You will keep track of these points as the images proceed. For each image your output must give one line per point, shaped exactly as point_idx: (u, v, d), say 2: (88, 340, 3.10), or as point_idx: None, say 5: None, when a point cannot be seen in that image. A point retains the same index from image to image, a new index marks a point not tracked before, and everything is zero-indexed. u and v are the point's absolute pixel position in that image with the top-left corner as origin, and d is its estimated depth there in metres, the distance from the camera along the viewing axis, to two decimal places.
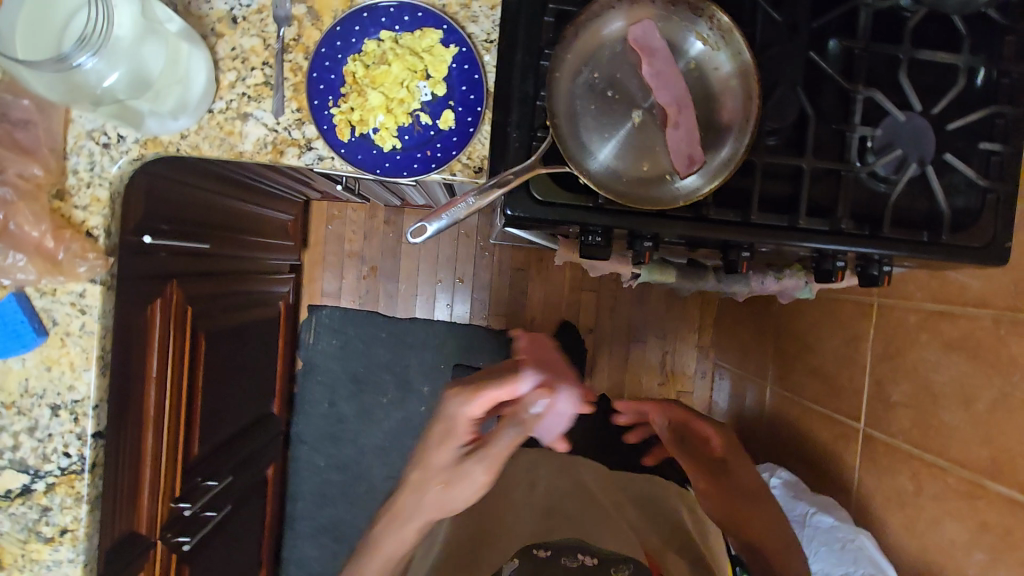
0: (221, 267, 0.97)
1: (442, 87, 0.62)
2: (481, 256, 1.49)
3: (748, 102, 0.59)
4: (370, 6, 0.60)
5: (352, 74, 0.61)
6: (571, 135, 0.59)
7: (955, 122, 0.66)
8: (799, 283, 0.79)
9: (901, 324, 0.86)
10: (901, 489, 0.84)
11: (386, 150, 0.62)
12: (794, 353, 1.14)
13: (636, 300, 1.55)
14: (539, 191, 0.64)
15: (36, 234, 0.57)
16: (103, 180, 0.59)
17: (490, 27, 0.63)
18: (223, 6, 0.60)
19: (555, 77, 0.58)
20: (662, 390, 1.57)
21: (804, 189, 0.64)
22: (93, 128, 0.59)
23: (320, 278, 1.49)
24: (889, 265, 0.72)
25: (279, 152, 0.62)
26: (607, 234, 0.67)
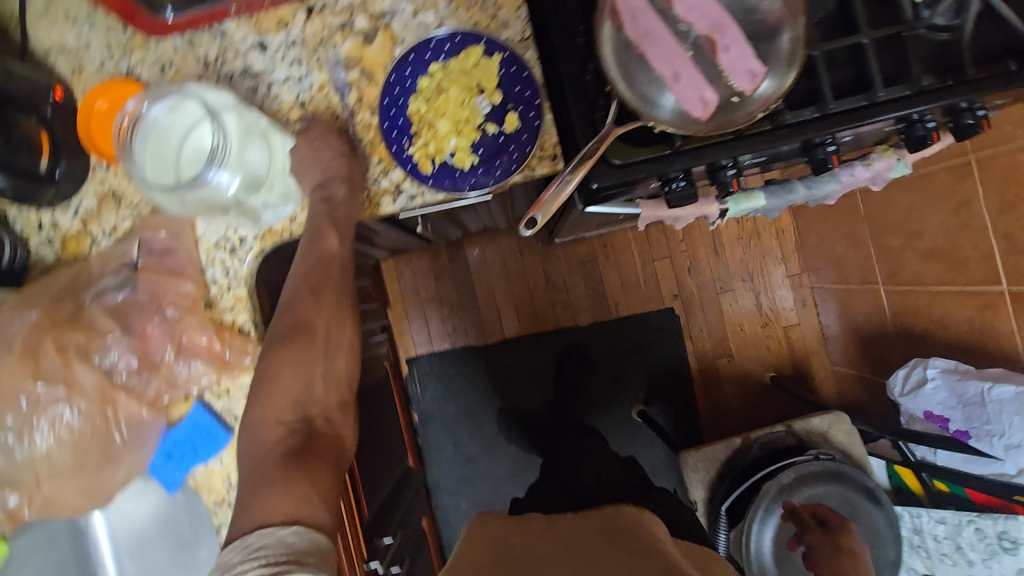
0: None
1: (498, 94, 0.65)
2: (548, 260, 1.52)
3: (787, 0, 0.60)
4: (413, 48, 0.65)
5: (417, 112, 0.65)
6: (630, 89, 0.62)
7: None
8: (890, 161, 0.77)
9: (1009, 168, 0.84)
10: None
11: (468, 169, 0.65)
12: (897, 245, 1.12)
13: (712, 253, 1.52)
14: (615, 156, 0.66)
15: (204, 339, 0.64)
16: (239, 280, 0.65)
17: (522, 26, 0.66)
18: (291, 96, 0.67)
19: (602, 44, 0.62)
20: (768, 331, 1.52)
21: (872, 61, 0.63)
22: (218, 238, 0.65)
23: (408, 333, 1.54)
24: (982, 108, 0.69)
25: (375, 204, 0.67)
26: (688, 176, 0.71)
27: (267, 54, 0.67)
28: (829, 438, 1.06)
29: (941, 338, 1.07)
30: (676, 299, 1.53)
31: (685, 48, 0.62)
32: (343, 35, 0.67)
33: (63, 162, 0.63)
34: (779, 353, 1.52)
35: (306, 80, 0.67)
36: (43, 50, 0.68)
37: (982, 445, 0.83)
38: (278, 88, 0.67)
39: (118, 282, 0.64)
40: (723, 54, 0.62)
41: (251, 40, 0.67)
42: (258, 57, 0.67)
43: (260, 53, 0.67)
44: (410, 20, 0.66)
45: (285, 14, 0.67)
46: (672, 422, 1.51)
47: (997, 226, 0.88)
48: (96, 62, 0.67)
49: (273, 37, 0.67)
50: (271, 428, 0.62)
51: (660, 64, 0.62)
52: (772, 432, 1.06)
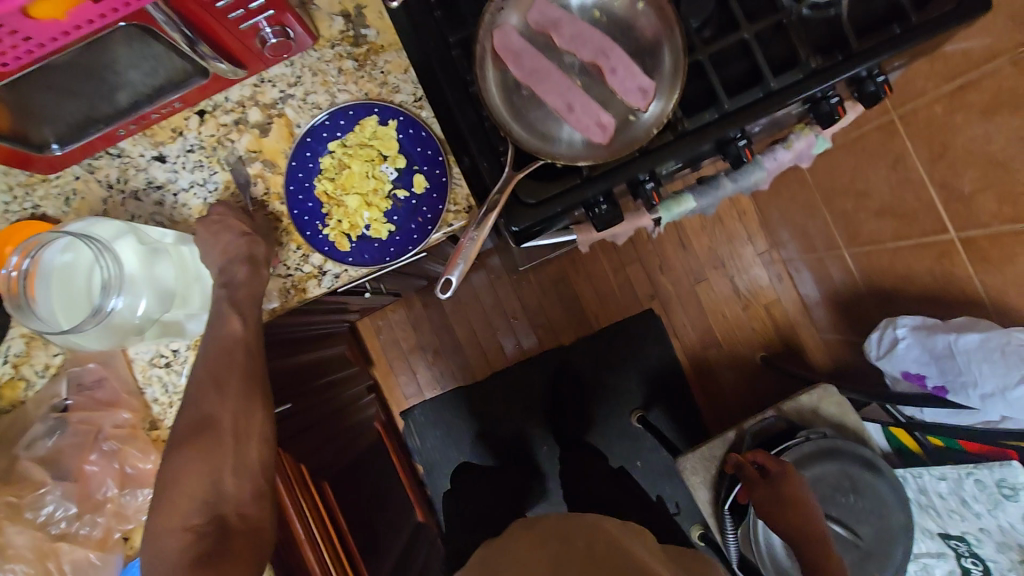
0: (312, 418, 1.01)
1: (401, 158, 0.65)
2: (520, 285, 1.50)
3: (661, 13, 0.61)
4: (309, 129, 0.65)
5: (324, 192, 0.65)
6: (526, 130, 0.63)
7: None
8: (809, 138, 0.76)
9: (929, 119, 0.83)
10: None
11: (385, 237, 0.65)
12: (849, 208, 1.11)
13: (679, 246, 1.50)
14: (528, 196, 0.65)
15: (150, 464, 0.63)
16: (179, 394, 0.64)
17: (413, 87, 0.66)
18: (199, 201, 0.67)
19: (488, 92, 0.63)
20: (750, 312, 1.50)
21: (757, 55, 0.64)
22: (150, 357, 0.64)
23: (396, 386, 1.51)
24: (883, 74, 0.69)
25: (302, 290, 0.66)
26: (610, 198, 0.70)
27: (167, 164, 0.67)
28: (821, 413, 1.04)
29: (903, 296, 1.05)
30: (653, 298, 1.51)
31: (572, 79, 0.62)
32: (239, 131, 0.67)
33: None
34: (764, 333, 1.50)
35: (211, 183, 0.67)
36: None
37: (959, 397, 0.82)
38: (185, 195, 0.67)
39: (48, 428, 0.61)
40: (611, 75, 0.62)
41: (149, 153, 0.67)
42: (160, 169, 0.67)
43: (161, 164, 0.67)
44: (301, 103, 0.66)
45: (178, 122, 0.67)
46: (676, 423, 1.47)
47: (933, 176, 0.87)
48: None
49: (171, 147, 0.67)
50: (176, 536, 0.56)
51: (552, 98, 0.62)
52: (763, 420, 1.04)
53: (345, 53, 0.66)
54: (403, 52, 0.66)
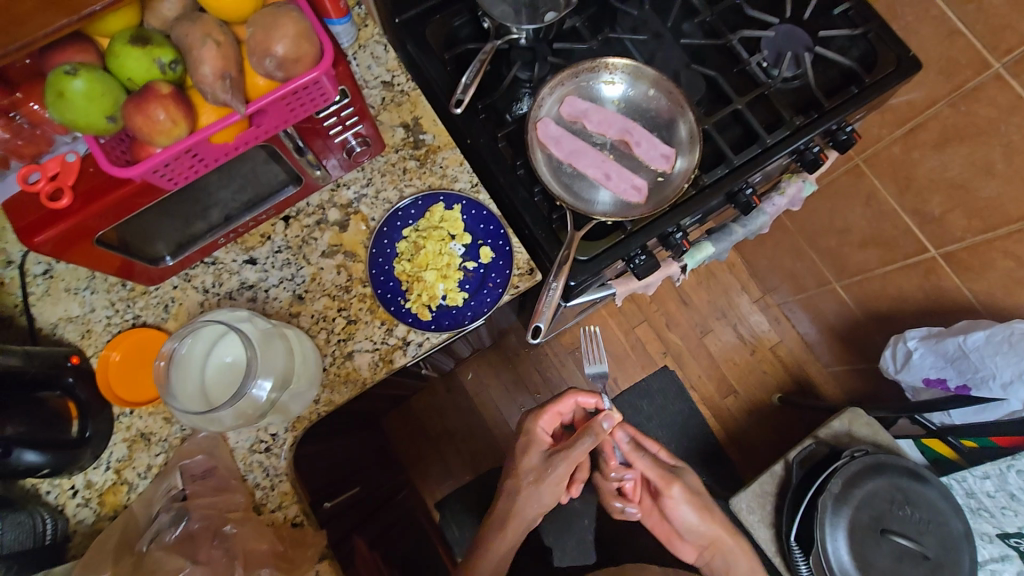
0: (373, 506, 1.02)
1: (467, 235, 0.74)
2: (540, 359, 1.56)
3: (671, 96, 0.76)
4: (385, 220, 0.75)
5: (403, 271, 0.74)
6: (575, 199, 0.74)
7: (807, 11, 0.83)
8: (798, 185, 0.90)
9: (889, 160, 0.98)
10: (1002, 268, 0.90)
11: (461, 304, 0.73)
12: (834, 245, 1.24)
13: (681, 303, 1.60)
14: (580, 254, 0.75)
15: (265, 545, 0.63)
16: (280, 475, 0.68)
17: (469, 176, 0.77)
18: (288, 293, 0.74)
19: (539, 172, 0.73)
20: (759, 357, 1.58)
21: (751, 119, 0.78)
22: (251, 443, 0.68)
23: (430, 477, 1.50)
24: (849, 125, 0.84)
25: (389, 360, 0.72)
26: (646, 249, 0.80)
27: (258, 265, 0.75)
28: (856, 435, 1.10)
29: (902, 316, 1.16)
30: (667, 356, 1.58)
31: (604, 153, 0.76)
32: (321, 230, 0.76)
33: (90, 421, 0.67)
34: (776, 375, 1.57)
35: (298, 276, 0.74)
36: (50, 325, 0.72)
37: (983, 391, 0.88)
38: (275, 290, 0.74)
39: (173, 517, 0.63)
40: (639, 148, 0.75)
41: (241, 258, 0.75)
42: (251, 270, 0.74)
43: (251, 266, 0.75)
44: (374, 200, 0.76)
45: (266, 229, 0.76)
46: (714, 475, 1.48)
47: (905, 206, 1.01)
48: (103, 319, 0.73)
49: (260, 250, 0.75)
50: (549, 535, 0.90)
51: (591, 170, 0.75)
52: (805, 449, 1.09)
53: (408, 155, 0.77)
54: (457, 149, 0.78)
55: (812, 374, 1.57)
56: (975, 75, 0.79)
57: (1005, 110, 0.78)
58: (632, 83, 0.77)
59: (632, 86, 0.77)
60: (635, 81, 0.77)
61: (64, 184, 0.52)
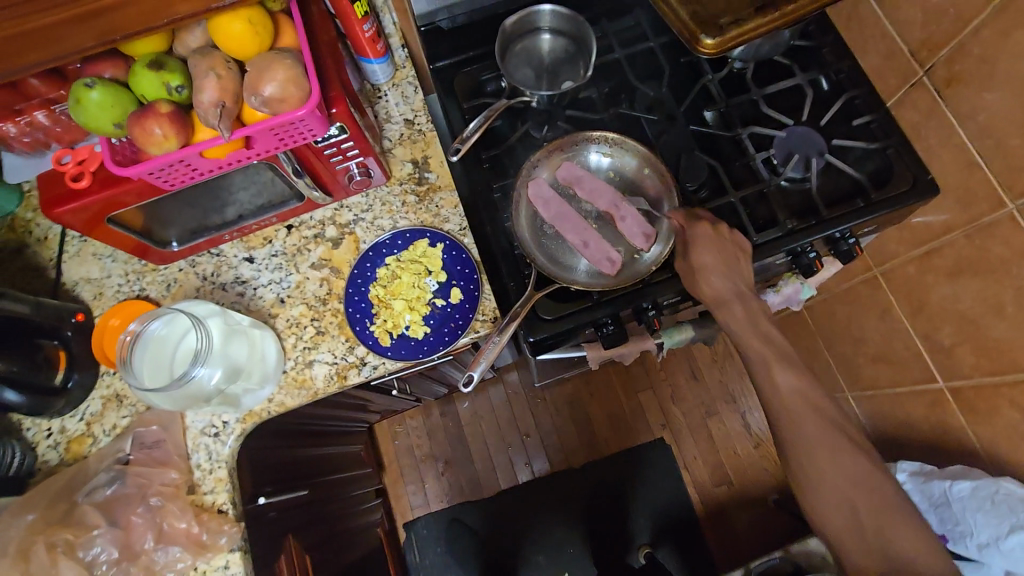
0: (319, 512, 1.06)
1: (443, 273, 0.78)
2: (536, 403, 1.56)
3: (663, 178, 0.77)
4: (372, 246, 0.80)
5: (377, 296, 0.78)
6: (549, 260, 0.77)
7: (824, 117, 0.83)
8: (795, 286, 0.90)
9: (906, 278, 0.94)
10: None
11: (421, 337, 0.76)
12: (848, 353, 1.18)
13: (690, 378, 1.57)
14: (545, 312, 0.77)
15: (184, 524, 0.69)
16: (221, 462, 0.73)
17: (460, 219, 0.80)
18: (272, 295, 0.80)
19: (518, 229, 0.76)
20: (761, 451, 1.51)
21: (743, 214, 0.78)
22: (203, 425, 0.74)
23: (403, 493, 1.52)
24: (855, 236, 0.81)
25: (344, 376, 0.76)
26: (616, 320, 0.79)
27: (254, 264, 0.81)
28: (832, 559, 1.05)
29: (906, 442, 1.08)
30: (664, 428, 1.54)
31: (586, 221, 0.78)
32: (316, 243, 0.82)
33: (75, 373, 0.74)
34: (775, 475, 1.49)
35: (285, 281, 0.80)
36: (71, 282, 0.82)
37: (958, 547, 0.82)
38: (262, 290, 0.80)
39: (109, 478, 0.70)
40: (623, 224, 0.77)
41: (241, 255, 0.82)
42: (247, 268, 0.81)
43: (248, 264, 0.82)
44: (369, 225, 0.82)
45: (269, 232, 0.83)
46: (684, 564, 1.43)
47: (917, 329, 0.96)
48: (114, 286, 0.82)
49: (259, 251, 0.82)
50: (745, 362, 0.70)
51: (572, 236, 0.77)
52: (769, 560, 1.05)
53: (409, 190, 0.83)
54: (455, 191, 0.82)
55: None
56: (990, 210, 0.76)
57: (1018, 253, 0.74)
58: (630, 160, 0.79)
59: (630, 162, 0.79)
60: (634, 159, 0.79)
61: (87, 169, 0.61)
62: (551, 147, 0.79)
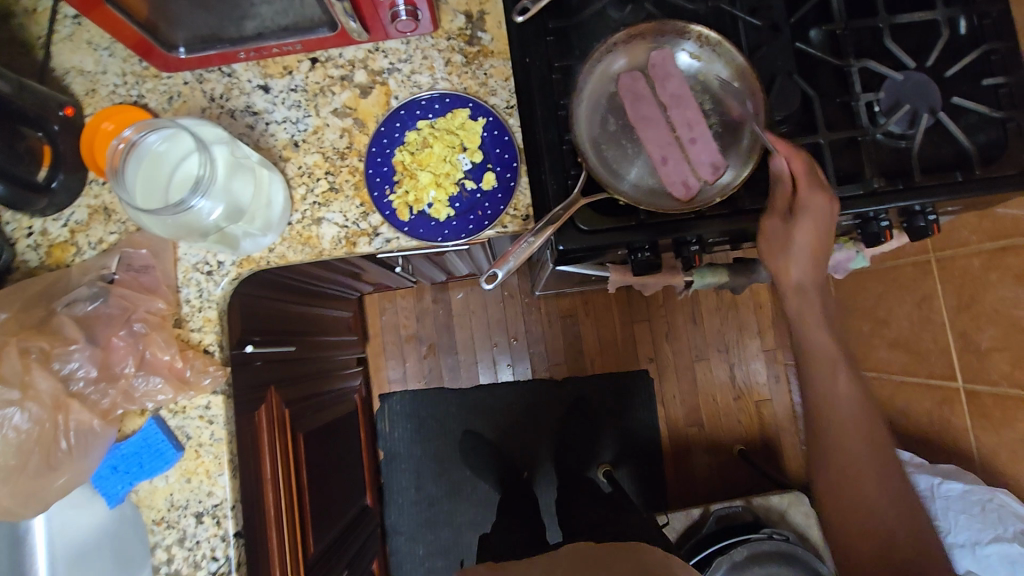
0: (301, 369, 1.04)
1: (479, 153, 0.70)
2: (529, 311, 1.53)
3: (752, 98, 0.66)
4: (405, 104, 0.71)
5: (401, 162, 0.70)
6: (601, 164, 0.67)
7: (951, 68, 0.71)
8: (847, 253, 0.83)
9: (964, 270, 0.87)
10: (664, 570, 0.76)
11: (443, 219, 0.69)
12: (865, 331, 1.13)
13: (690, 320, 1.54)
14: (582, 222, 0.70)
15: (167, 357, 0.65)
16: (211, 302, 0.69)
17: (508, 95, 0.71)
18: (285, 135, 0.71)
19: (576, 122, 0.67)
20: (740, 404, 1.52)
21: (828, 160, 0.69)
22: (197, 261, 0.69)
23: (385, 368, 1.53)
24: (934, 214, 0.73)
25: (352, 243, 0.70)
26: (655, 247, 0.72)
27: (269, 95, 0.72)
28: (789, 517, 1.08)
29: (900, 430, 1.07)
30: (651, 362, 1.53)
31: (673, 132, 0.67)
32: (342, 86, 0.72)
33: (61, 174, 0.67)
34: (750, 428, 1.51)
35: (302, 123, 0.71)
36: (61, 70, 0.72)
37: None
38: (274, 127, 0.71)
39: (91, 294, 0.65)
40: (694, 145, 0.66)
41: (256, 82, 0.72)
42: (260, 97, 0.72)
43: (262, 93, 0.72)
44: (404, 79, 0.72)
45: (290, 62, 0.73)
46: (641, 488, 1.49)
47: (954, 325, 0.90)
48: (109, 85, 0.72)
49: (277, 82, 0.72)
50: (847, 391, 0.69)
51: (653, 147, 0.67)
52: (730, 507, 1.07)
53: (457, 49, 0.72)
54: (508, 62, 0.72)
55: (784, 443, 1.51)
56: None
57: None
58: (719, 71, 0.68)
59: (718, 73, 0.68)
60: (723, 69, 0.67)
61: None
62: (634, 32, 0.67)
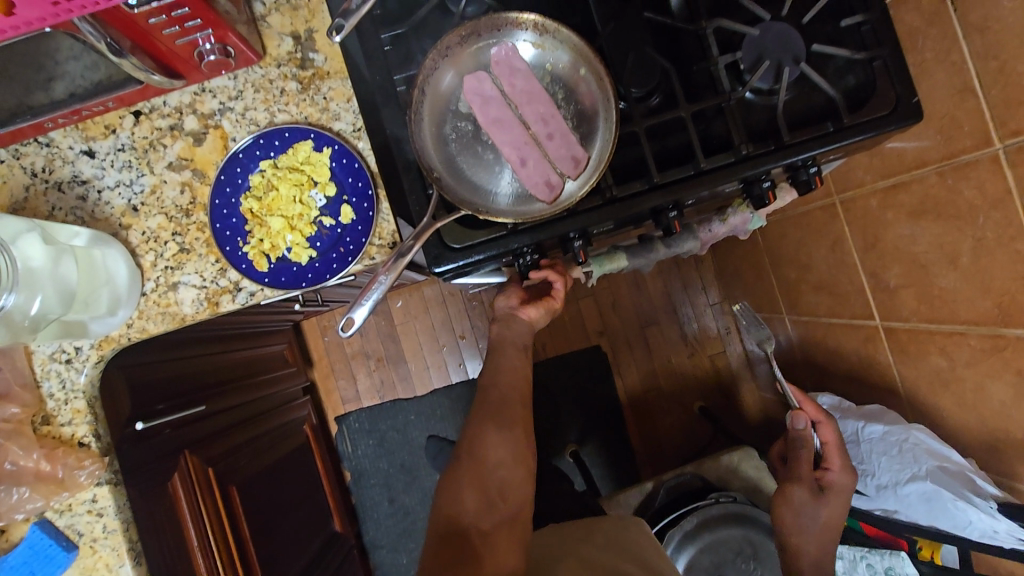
0: (229, 419, 1.01)
1: (331, 186, 0.65)
2: (471, 306, 1.50)
3: (600, 83, 0.62)
4: (242, 147, 0.65)
5: (249, 210, 0.65)
6: (456, 179, 0.64)
7: (808, 14, 0.68)
8: (743, 216, 0.81)
9: (865, 210, 0.85)
10: (602, 565, 0.76)
11: (305, 262, 0.65)
12: (793, 278, 1.12)
13: (633, 287, 1.52)
14: (452, 240, 0.67)
15: (32, 462, 0.62)
16: (77, 392, 0.65)
17: (353, 117, 0.66)
18: (122, 201, 0.66)
19: (420, 136, 0.63)
20: (694, 361, 1.52)
21: (691, 133, 0.66)
22: (52, 351, 0.65)
23: (337, 389, 1.51)
24: (817, 165, 0.70)
25: (215, 303, 0.66)
26: (536, 250, 0.69)
27: (96, 160, 0.66)
28: (741, 474, 1.09)
29: (837, 370, 1.07)
30: (601, 335, 1.52)
31: (527, 129, 0.62)
32: (173, 137, 0.66)
33: None
34: (707, 382, 1.52)
35: (137, 184, 0.66)
36: None
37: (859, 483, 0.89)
38: (108, 194, 0.66)
39: None
40: (549, 141, 0.62)
41: (79, 147, 0.66)
42: (87, 164, 0.66)
43: (88, 159, 0.66)
44: (239, 117, 0.66)
45: (112, 119, 0.67)
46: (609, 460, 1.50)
47: (865, 265, 0.90)
48: None
49: (101, 143, 0.66)
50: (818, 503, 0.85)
51: (506, 149, 0.62)
52: (680, 476, 1.08)
53: (291, 76, 0.66)
54: (347, 81, 0.66)
55: (743, 392, 1.52)
56: (973, 147, 0.65)
57: (989, 201, 0.65)
58: (561, 57, 0.64)
59: (562, 60, 0.64)
60: (565, 55, 0.64)
61: None
62: (463, 33, 0.62)
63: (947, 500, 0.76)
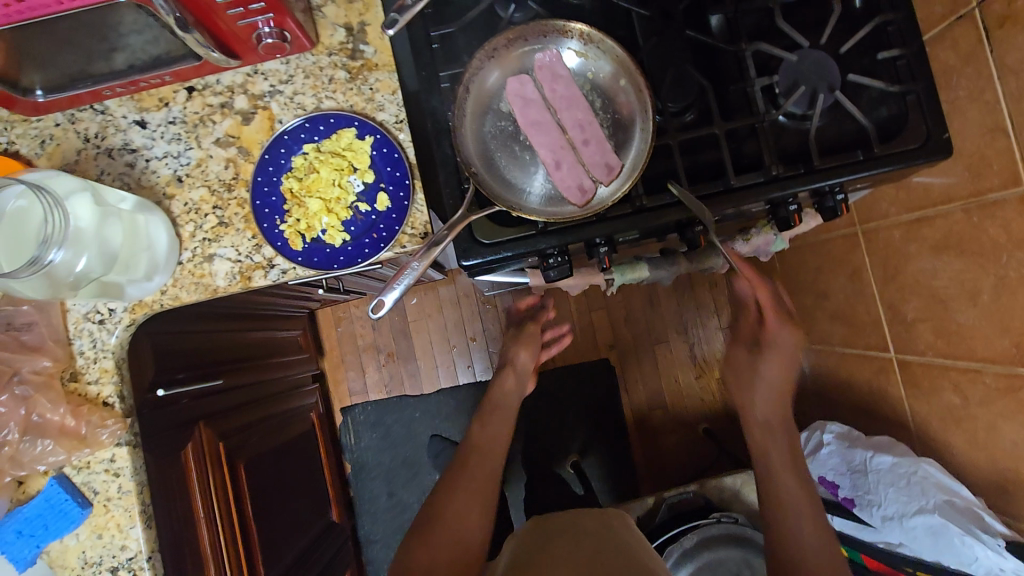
0: (241, 397, 1.02)
1: (370, 173, 0.67)
2: (485, 309, 1.51)
3: (639, 95, 0.64)
4: (289, 129, 0.67)
5: (290, 190, 0.67)
6: (492, 176, 0.65)
7: (846, 45, 0.69)
8: (766, 238, 0.82)
9: (888, 242, 0.86)
10: None
11: (339, 245, 0.67)
12: (809, 305, 1.13)
13: (646, 304, 1.53)
14: (482, 235, 0.68)
15: (57, 417, 0.64)
16: (106, 352, 0.67)
17: (397, 109, 0.68)
18: (168, 171, 0.68)
19: (461, 132, 0.65)
20: (702, 383, 1.52)
21: (724, 150, 0.67)
22: (87, 311, 0.66)
23: (345, 380, 1.53)
24: (843, 192, 0.71)
25: (247, 278, 0.68)
26: (563, 253, 0.71)
27: (147, 131, 0.69)
28: (743, 497, 1.09)
29: (847, 401, 1.07)
30: (611, 349, 1.53)
31: (565, 134, 0.63)
32: (223, 114, 0.69)
33: None
34: (713, 406, 1.52)
35: (184, 157, 0.68)
36: None
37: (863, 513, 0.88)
38: (156, 163, 0.68)
39: None
40: (585, 146, 0.63)
41: (131, 117, 0.69)
42: (137, 134, 0.69)
43: (140, 129, 0.69)
44: (287, 101, 0.69)
45: (166, 93, 0.69)
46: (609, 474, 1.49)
47: (883, 297, 0.90)
48: None
49: (154, 115, 0.69)
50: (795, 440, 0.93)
51: (543, 151, 0.63)
52: (682, 493, 1.08)
53: (340, 65, 0.69)
54: (394, 74, 0.68)
55: None
56: (1001, 186, 0.66)
57: (1014, 241, 0.66)
58: (603, 67, 0.66)
59: (604, 69, 0.66)
60: (607, 65, 0.65)
61: None
62: (511, 36, 0.64)
63: (953, 536, 0.76)
